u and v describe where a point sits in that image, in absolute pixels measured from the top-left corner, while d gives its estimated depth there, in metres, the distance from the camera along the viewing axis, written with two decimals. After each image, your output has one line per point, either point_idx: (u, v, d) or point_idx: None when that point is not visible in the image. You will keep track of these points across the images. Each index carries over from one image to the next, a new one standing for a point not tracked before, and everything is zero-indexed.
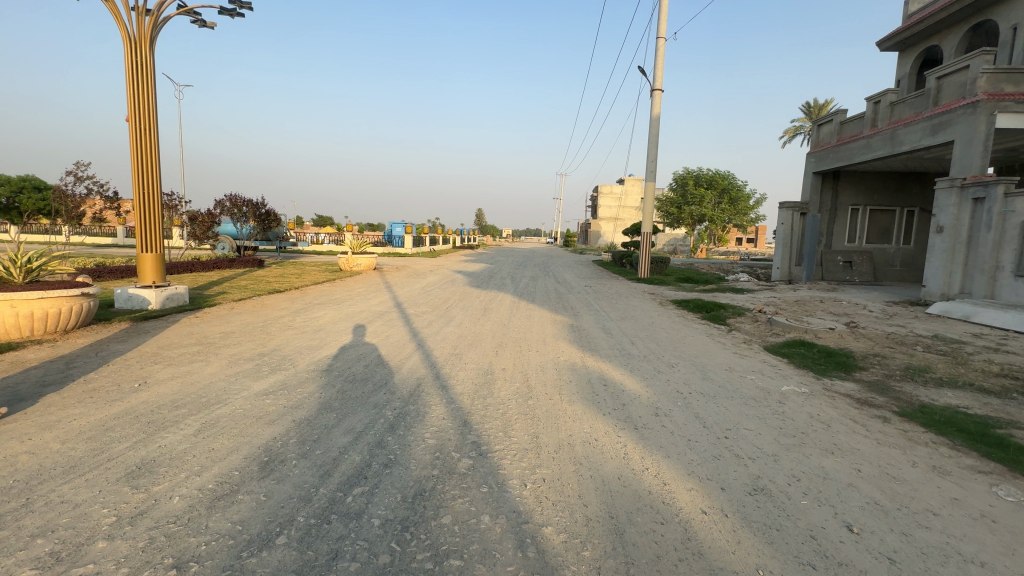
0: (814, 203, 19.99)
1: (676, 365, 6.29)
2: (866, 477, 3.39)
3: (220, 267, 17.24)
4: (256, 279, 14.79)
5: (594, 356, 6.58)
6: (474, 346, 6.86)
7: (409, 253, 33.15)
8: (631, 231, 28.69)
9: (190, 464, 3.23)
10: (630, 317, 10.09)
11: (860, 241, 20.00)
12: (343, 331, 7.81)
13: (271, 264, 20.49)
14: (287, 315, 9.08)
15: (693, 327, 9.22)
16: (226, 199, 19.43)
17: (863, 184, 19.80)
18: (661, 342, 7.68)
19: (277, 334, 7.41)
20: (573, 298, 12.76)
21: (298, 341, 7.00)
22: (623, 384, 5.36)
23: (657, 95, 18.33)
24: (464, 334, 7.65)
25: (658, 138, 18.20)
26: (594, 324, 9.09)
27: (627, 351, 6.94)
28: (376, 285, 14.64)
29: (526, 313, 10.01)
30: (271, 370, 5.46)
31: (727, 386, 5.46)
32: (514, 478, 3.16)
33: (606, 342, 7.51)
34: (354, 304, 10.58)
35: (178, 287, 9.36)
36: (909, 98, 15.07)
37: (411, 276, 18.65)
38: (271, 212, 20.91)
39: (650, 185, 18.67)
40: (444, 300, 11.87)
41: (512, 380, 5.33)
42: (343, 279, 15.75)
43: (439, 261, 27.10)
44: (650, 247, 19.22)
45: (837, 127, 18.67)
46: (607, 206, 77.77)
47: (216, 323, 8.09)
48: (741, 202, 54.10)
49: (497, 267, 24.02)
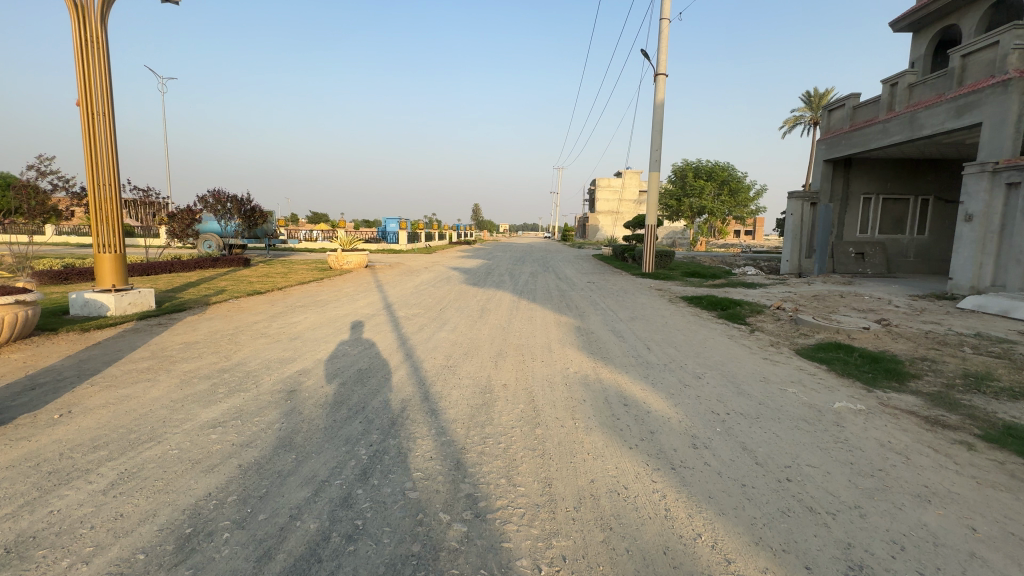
0: (825, 192, 19.05)
1: (703, 376, 5.45)
2: (988, 541, 2.56)
3: (202, 267, 16.32)
4: (239, 279, 13.88)
5: (607, 366, 5.73)
6: (470, 356, 5.99)
7: (404, 250, 32.24)
8: (632, 224, 27.82)
9: (81, 544, 2.36)
10: (640, 316, 9.25)
11: (872, 231, 19.23)
12: (322, 339, 6.95)
13: (257, 263, 19.54)
14: (263, 321, 8.19)
15: (712, 328, 8.38)
16: (209, 195, 18.51)
17: (876, 172, 18.96)
18: (680, 348, 6.83)
19: (247, 344, 6.54)
20: (576, 296, 11.89)
21: (268, 352, 6.13)
22: (646, 403, 4.51)
23: (661, 80, 17.43)
24: (458, 341, 6.79)
25: (662, 125, 17.31)
26: (604, 326, 8.23)
27: (645, 359, 6.09)
28: (365, 284, 13.74)
29: (528, 314, 9.15)
30: (229, 392, 4.60)
31: (768, 403, 4.63)
32: (522, 559, 2.32)
33: (619, 348, 6.67)
34: (338, 307, 9.69)
35: (142, 289, 8.47)
36: (930, 79, 14.23)
37: (404, 273, 17.77)
38: (256, 208, 20.00)
39: (654, 175, 17.78)
40: (437, 300, 10.99)
41: (515, 400, 4.47)
42: (331, 278, 14.86)
43: (434, 257, 26.19)
44: (654, 240, 18.34)
45: (849, 112, 17.81)
46: (605, 200, 76.91)
47: (181, 332, 7.21)
48: (742, 193, 53.32)
49: (495, 263, 23.15)
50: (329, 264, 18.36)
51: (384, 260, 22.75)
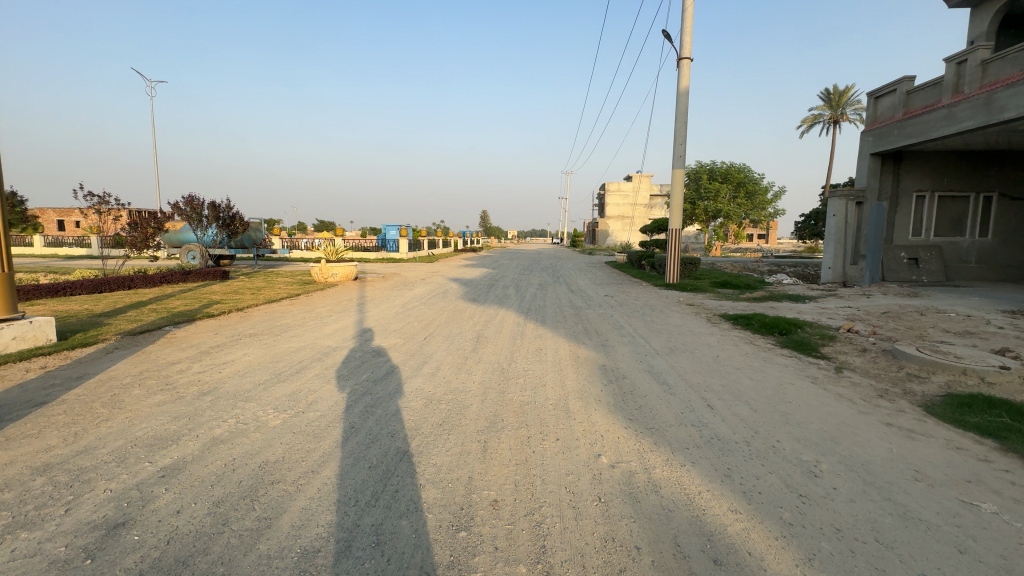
0: (873, 189, 16.82)
1: (820, 473, 3.35)
2: None
3: (169, 281, 14.50)
4: (202, 297, 12.00)
5: (660, 449, 3.66)
6: (447, 430, 3.93)
7: (404, 259, 30.34)
8: (649, 229, 25.64)
9: None
10: (680, 347, 7.17)
11: (927, 234, 16.99)
12: (245, 391, 4.93)
13: (238, 277, 17.73)
14: (186, 360, 6.21)
15: (781, 365, 6.28)
16: (182, 201, 16.75)
17: (929, 166, 16.74)
18: (756, 406, 4.72)
19: (130, 405, 4.53)
20: (595, 316, 9.82)
21: (148, 422, 4.12)
22: (756, 559, 2.42)
23: (684, 65, 15.39)
24: (435, 398, 4.74)
25: (687, 117, 15.28)
26: (638, 365, 6.13)
27: (711, 431, 4.02)
28: (347, 302, 11.81)
29: (535, 346, 7.06)
30: (0, 531, 2.58)
31: (975, 553, 2.51)
32: None
33: (667, 405, 4.61)
34: (296, 335, 7.70)
35: (35, 320, 6.59)
36: (1011, 53, 12.03)
37: (396, 286, 15.87)
38: (236, 215, 18.23)
39: (678, 172, 15.67)
40: (424, 324, 8.92)
41: (511, 559, 2.40)
42: (310, 294, 12.97)
43: (434, 267, 24.29)
44: (679, 247, 16.19)
45: (902, 97, 15.60)
46: (614, 204, 74.55)
47: (59, 384, 5.26)
48: (759, 195, 50.86)
49: (500, 273, 21.18)
50: (313, 276, 16.53)
51: (378, 271, 20.82)
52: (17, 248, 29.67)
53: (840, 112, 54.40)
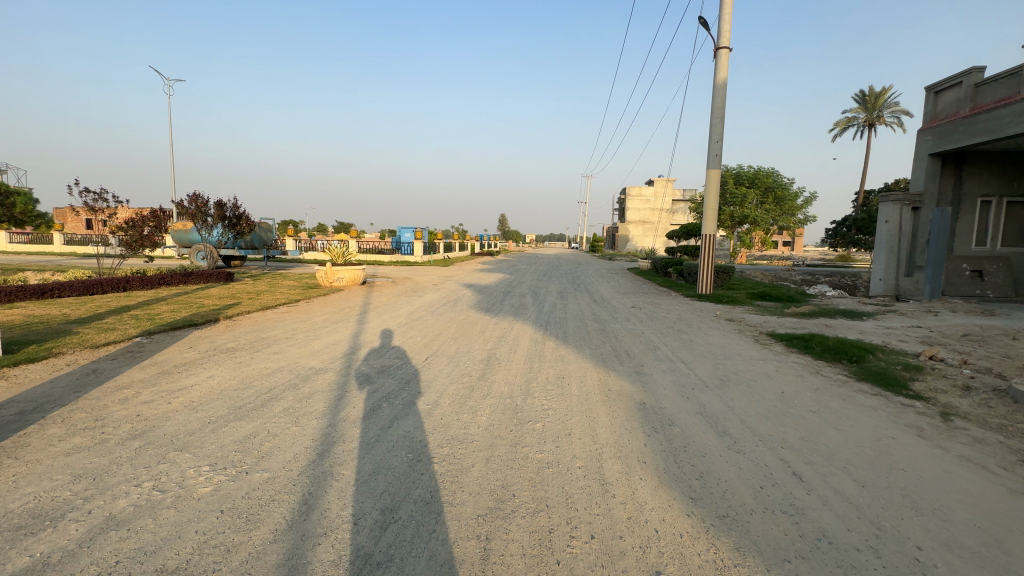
0: (932, 193, 15.13)
1: None
2: None
3: (168, 284, 13.73)
4: (194, 301, 11.10)
5: (748, 563, 2.44)
6: (434, 516, 2.76)
7: (418, 263, 29.42)
8: (676, 234, 24.20)
9: None
10: (732, 379, 5.89)
11: (993, 244, 15.27)
12: (186, 434, 3.85)
13: (242, 279, 16.97)
14: (137, 383, 5.18)
15: (868, 409, 4.97)
16: (187, 200, 16.08)
17: (996, 169, 15.04)
18: (860, 477, 3.46)
19: (32, 453, 3.49)
20: (624, 333, 8.57)
21: (35, 485, 3.05)
22: None
23: (722, 55, 14.05)
24: (425, 455, 3.56)
25: (725, 112, 13.92)
26: (686, 404, 4.89)
27: (814, 528, 2.78)
28: (348, 310, 10.79)
29: (556, 373, 5.87)
30: None
31: None
32: None
33: (739, 475, 3.38)
34: (277, 352, 6.64)
35: None
36: None
37: (405, 292, 14.85)
38: (243, 214, 17.58)
39: (713, 172, 14.28)
40: (428, 340, 7.79)
41: None
42: (310, 300, 12.02)
43: (447, 271, 23.28)
44: (712, 255, 14.79)
45: (968, 92, 13.96)
46: (636, 209, 72.74)
47: None
48: (788, 201, 48.73)
49: (517, 278, 20.02)
50: (319, 279, 15.70)
51: (389, 275, 19.88)
52: (36, 244, 29.68)
53: (876, 115, 51.98)
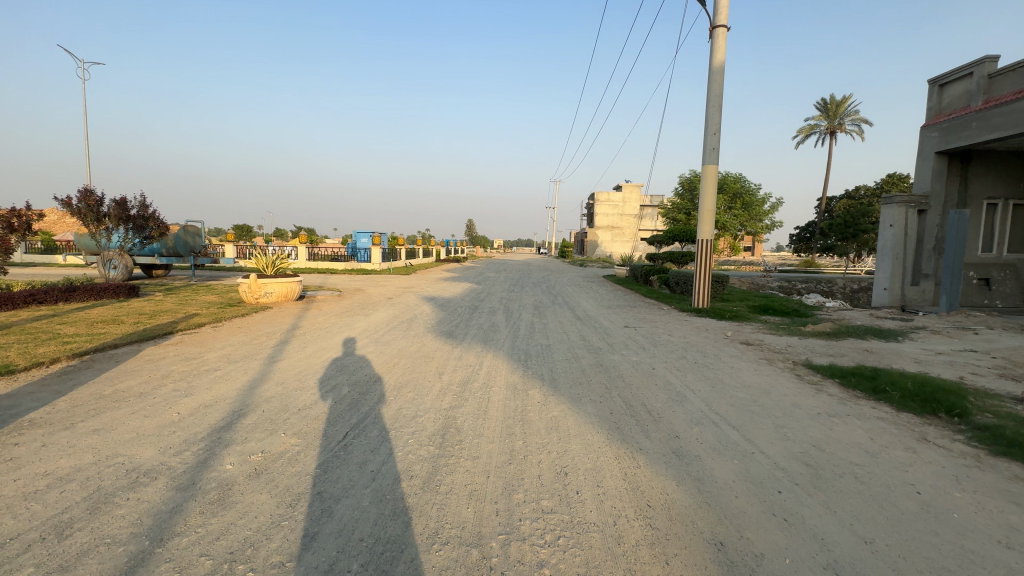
0: (938, 195, 13.84)
1: None
2: None
3: (37, 304, 10.68)
4: (50, 330, 8.24)
5: None
6: None
7: (375, 271, 26.56)
8: (657, 238, 22.50)
9: None
10: (822, 462, 3.81)
11: (1001, 250, 14.13)
12: None
13: (151, 294, 13.91)
14: None
15: None
16: (75, 196, 13.06)
17: (1002, 170, 13.92)
18: None
19: None
20: (629, 370, 6.43)
21: None
22: None
23: (718, 35, 12.30)
24: None
25: (722, 99, 12.15)
26: (795, 540, 2.74)
27: None
28: (264, 339, 8.19)
29: (554, 465, 3.59)
30: None
31: None
32: None
33: None
34: (103, 429, 4.11)
35: None
36: None
37: (349, 309, 12.28)
38: (154, 215, 14.62)
39: (709, 167, 12.43)
40: (360, 392, 5.37)
41: None
42: (221, 324, 9.34)
43: (406, 281, 20.55)
44: (709, 264, 12.91)
45: (982, 84, 12.66)
46: (604, 214, 71.54)
47: None
48: (755, 207, 48.80)
49: (486, 290, 17.72)
50: (242, 294, 12.86)
51: (336, 286, 17.18)
52: None
53: (837, 123, 52.64)
